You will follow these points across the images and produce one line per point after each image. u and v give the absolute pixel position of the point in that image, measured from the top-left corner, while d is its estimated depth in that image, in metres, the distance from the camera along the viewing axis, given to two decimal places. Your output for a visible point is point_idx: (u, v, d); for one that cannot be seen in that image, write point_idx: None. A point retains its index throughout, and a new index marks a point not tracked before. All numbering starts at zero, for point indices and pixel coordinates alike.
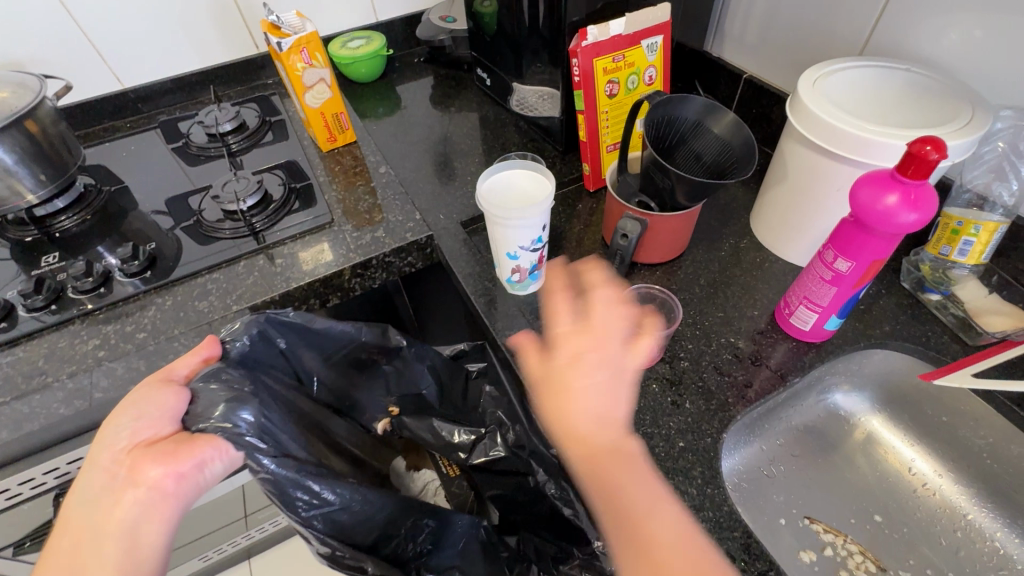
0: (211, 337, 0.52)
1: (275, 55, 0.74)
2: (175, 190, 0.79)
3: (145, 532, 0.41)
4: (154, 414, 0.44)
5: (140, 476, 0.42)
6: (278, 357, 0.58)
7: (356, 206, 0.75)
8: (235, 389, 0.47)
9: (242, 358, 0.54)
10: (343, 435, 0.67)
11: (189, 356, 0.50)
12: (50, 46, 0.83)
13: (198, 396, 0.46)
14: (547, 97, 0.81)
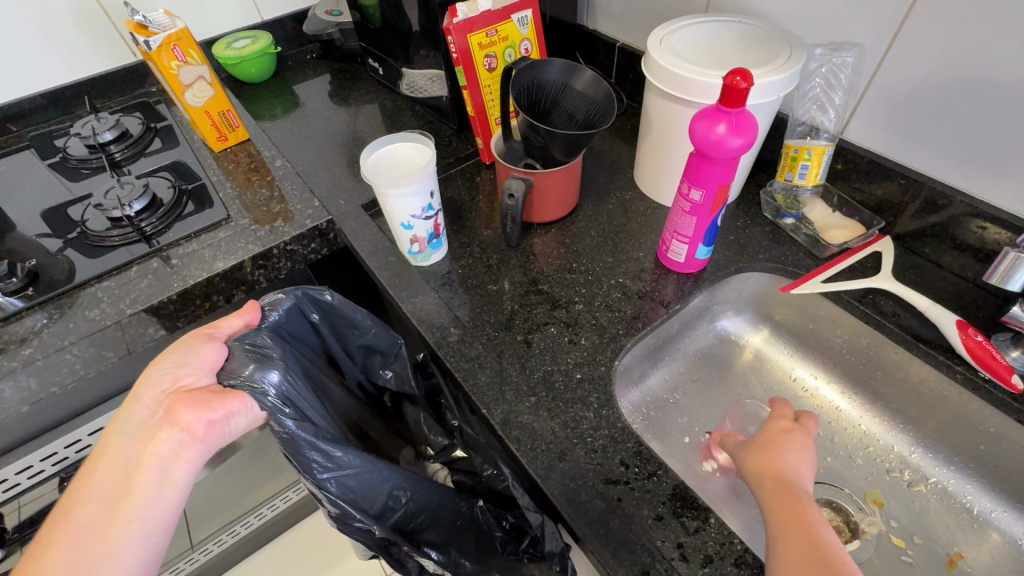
0: (253, 303, 0.54)
1: (147, 56, 0.72)
2: (54, 205, 0.76)
3: (176, 468, 0.45)
4: (192, 365, 0.47)
5: (176, 418, 0.45)
6: (308, 331, 0.59)
7: (254, 201, 0.75)
8: (263, 352, 0.49)
9: (277, 328, 0.55)
10: (364, 415, 0.66)
11: (233, 318, 0.53)
12: None
13: (236, 354, 0.49)
14: (434, 78, 0.83)
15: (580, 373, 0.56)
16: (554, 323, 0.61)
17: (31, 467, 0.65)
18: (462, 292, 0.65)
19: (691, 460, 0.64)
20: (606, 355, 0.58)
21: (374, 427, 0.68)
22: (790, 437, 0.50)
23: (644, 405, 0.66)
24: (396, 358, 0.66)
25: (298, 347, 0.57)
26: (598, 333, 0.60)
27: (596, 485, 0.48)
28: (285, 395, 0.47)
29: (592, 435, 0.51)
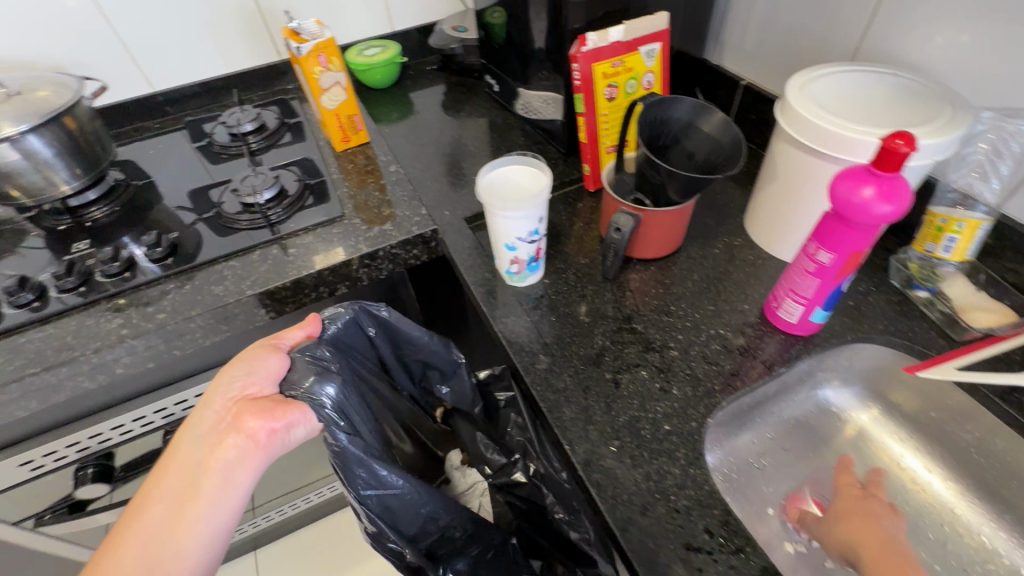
0: (315, 316, 0.57)
1: (295, 59, 0.78)
2: (197, 185, 0.84)
3: (238, 474, 0.47)
4: (259, 373, 0.50)
5: (241, 425, 0.48)
6: (365, 343, 0.62)
7: (366, 202, 0.79)
8: (322, 365, 0.53)
9: (335, 339, 0.58)
10: (415, 418, 0.73)
11: (296, 329, 0.56)
12: (89, 51, 0.89)
13: (296, 364, 0.52)
14: (550, 100, 0.84)
15: (669, 425, 0.54)
16: (646, 365, 0.59)
17: (143, 418, 0.73)
18: (554, 318, 0.65)
19: (772, 537, 0.59)
20: (698, 409, 0.55)
21: (422, 430, 0.74)
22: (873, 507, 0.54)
23: (728, 468, 0.61)
24: (455, 374, 0.69)
25: (354, 358, 0.61)
26: (692, 385, 0.57)
27: (677, 549, 0.45)
28: (339, 407, 0.50)
29: (676, 494, 0.48)
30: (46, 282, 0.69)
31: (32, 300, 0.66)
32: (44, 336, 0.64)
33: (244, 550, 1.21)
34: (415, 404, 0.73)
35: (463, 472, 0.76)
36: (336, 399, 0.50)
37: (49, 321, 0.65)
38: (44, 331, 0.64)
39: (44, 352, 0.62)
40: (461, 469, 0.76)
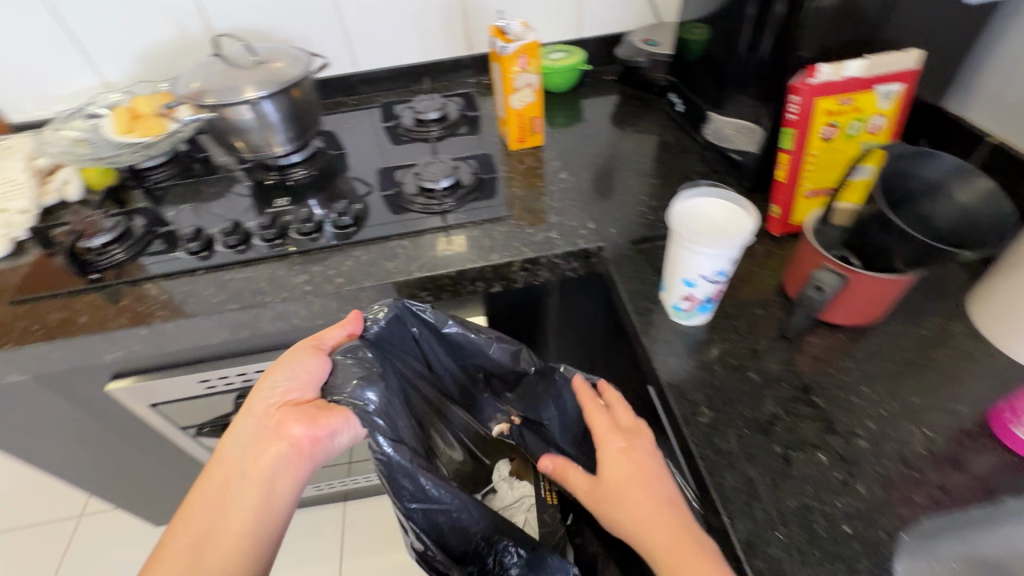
0: (358, 316, 0.61)
1: (496, 57, 0.80)
2: (381, 163, 0.90)
3: (282, 476, 0.52)
4: (303, 379, 0.55)
5: (286, 432, 0.52)
6: (409, 341, 0.65)
7: (533, 205, 0.78)
8: (365, 367, 0.56)
9: (377, 338, 0.62)
10: (467, 425, 0.74)
11: (337, 329, 0.60)
12: (315, 30, 1.00)
13: (338, 368, 0.56)
14: (745, 130, 0.77)
15: (849, 527, 0.46)
16: (825, 449, 0.51)
17: None
18: (718, 368, 0.59)
19: None
20: (887, 518, 0.47)
21: (474, 438, 0.75)
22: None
23: None
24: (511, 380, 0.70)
25: (397, 356, 0.64)
26: (881, 487, 0.49)
27: None
28: (381, 417, 0.54)
29: None
30: (251, 229, 0.78)
31: (240, 243, 0.75)
32: (244, 277, 0.71)
33: (337, 499, 1.30)
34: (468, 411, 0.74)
35: (512, 487, 0.76)
36: (378, 406, 0.54)
37: (249, 264, 0.73)
38: (244, 272, 0.72)
39: (242, 292, 0.70)
40: (507, 482, 0.76)
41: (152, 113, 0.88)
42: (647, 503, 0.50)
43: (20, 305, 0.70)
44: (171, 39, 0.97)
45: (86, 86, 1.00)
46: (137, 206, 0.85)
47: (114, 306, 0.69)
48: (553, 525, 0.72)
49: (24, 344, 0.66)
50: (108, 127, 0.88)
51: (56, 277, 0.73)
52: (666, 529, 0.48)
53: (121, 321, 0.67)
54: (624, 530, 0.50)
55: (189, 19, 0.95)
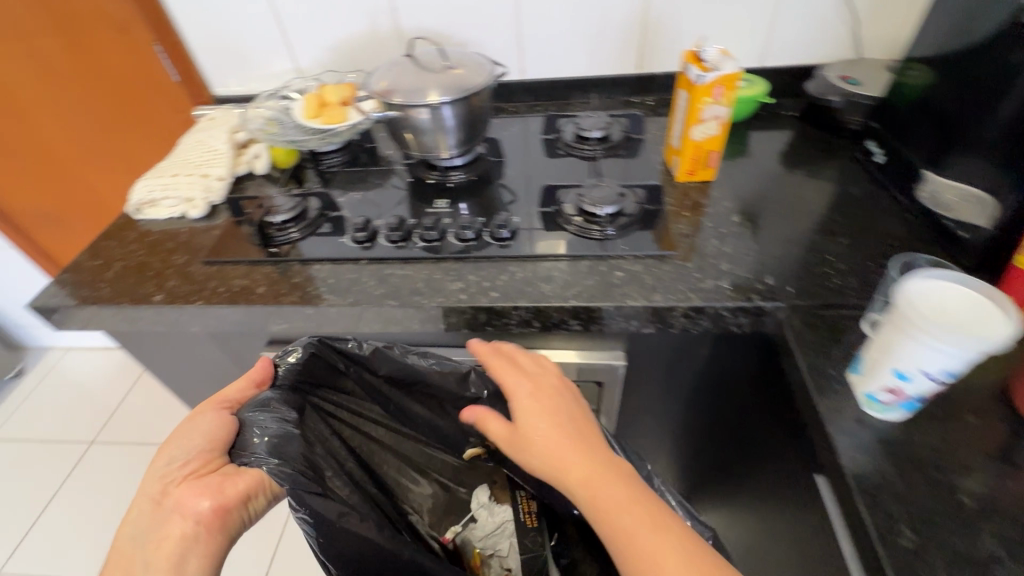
0: (266, 362, 0.65)
1: (685, 85, 0.75)
2: (538, 177, 0.89)
3: (191, 556, 0.53)
4: (204, 448, 0.58)
5: (189, 510, 0.55)
6: (333, 372, 0.69)
7: (700, 246, 0.73)
8: (279, 425, 0.59)
9: (290, 376, 0.65)
10: (405, 453, 0.75)
11: (239, 385, 0.64)
12: (492, 36, 1.01)
13: (246, 426, 0.59)
14: (977, 200, 0.66)
15: None
16: None
17: None
18: (920, 479, 0.50)
19: None
20: None
21: (427, 466, 0.76)
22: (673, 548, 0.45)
23: None
24: (383, 403, 0.72)
25: (321, 383, 0.68)
26: None
27: None
28: (296, 459, 0.56)
29: None
30: (412, 227, 0.80)
31: (402, 240, 0.77)
32: (403, 273, 0.73)
33: None
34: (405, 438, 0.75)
35: (489, 513, 0.74)
36: (292, 452, 0.57)
37: (408, 262, 0.74)
38: (403, 268, 0.74)
39: (400, 289, 0.71)
40: (488, 508, 0.75)
41: (340, 102, 0.95)
42: (556, 438, 0.53)
43: (211, 266, 0.78)
44: (361, 34, 1.03)
45: (282, 70, 1.09)
46: (312, 187, 0.91)
47: (287, 282, 0.74)
48: (535, 549, 0.70)
49: (208, 302, 0.72)
50: (301, 111, 0.96)
51: (243, 245, 0.80)
52: (580, 464, 0.50)
53: (292, 297, 0.71)
54: (542, 473, 0.52)
55: (381, 16, 1.00)
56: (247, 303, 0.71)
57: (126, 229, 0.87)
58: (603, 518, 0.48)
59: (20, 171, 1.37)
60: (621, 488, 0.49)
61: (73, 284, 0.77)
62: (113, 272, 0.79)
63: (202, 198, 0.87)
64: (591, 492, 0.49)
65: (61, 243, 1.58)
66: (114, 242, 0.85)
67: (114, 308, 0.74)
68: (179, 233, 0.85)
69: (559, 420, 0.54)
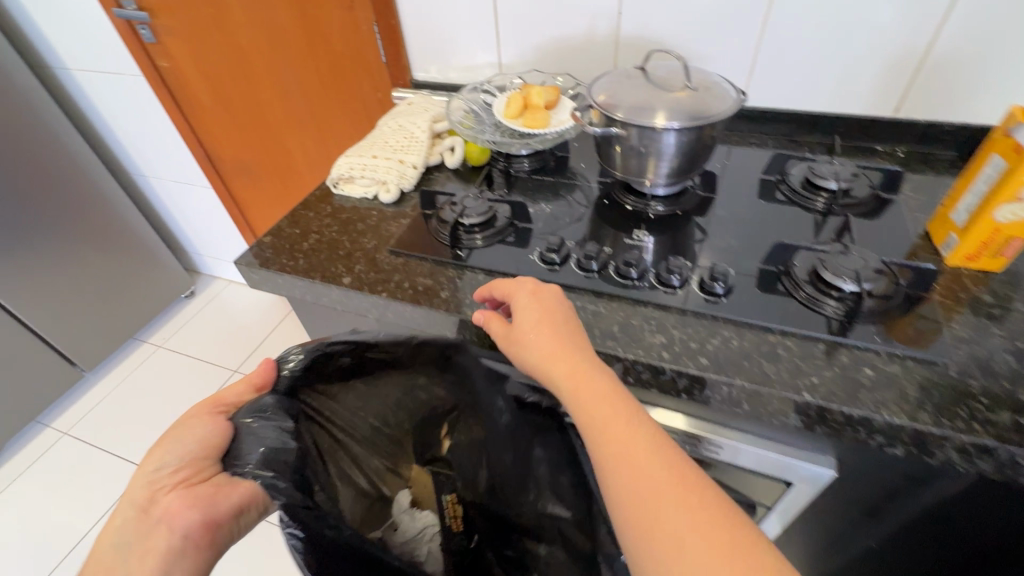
0: (268, 365, 0.63)
1: (1006, 149, 0.58)
2: (755, 224, 0.76)
3: (177, 566, 0.52)
4: (199, 454, 0.56)
5: (176, 520, 0.53)
6: (311, 366, 0.64)
7: (981, 358, 0.56)
8: (274, 430, 0.58)
9: (289, 381, 0.63)
10: (358, 459, 0.69)
11: (238, 388, 0.62)
12: (722, 52, 0.90)
13: (244, 434, 0.57)
14: None
15: None
16: None
17: None
18: None
19: None
20: None
21: (373, 472, 0.70)
22: (660, 481, 0.44)
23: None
24: (359, 408, 0.70)
25: (308, 384, 0.65)
26: None
27: None
28: (290, 469, 0.55)
29: None
30: (607, 257, 0.72)
31: (596, 271, 0.69)
32: (595, 310, 0.65)
33: None
34: (360, 444, 0.69)
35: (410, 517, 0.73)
36: (287, 459, 0.56)
37: (602, 297, 0.67)
38: (594, 304, 0.66)
39: (592, 328, 0.63)
40: (409, 513, 0.73)
41: (545, 107, 0.89)
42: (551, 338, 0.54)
43: (398, 258, 0.76)
44: (576, 36, 0.97)
45: (485, 62, 1.07)
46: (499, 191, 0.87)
47: (469, 292, 0.70)
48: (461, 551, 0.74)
49: (391, 297, 0.70)
50: (501, 111, 0.92)
51: (430, 242, 0.78)
52: (572, 354, 0.52)
53: (475, 310, 0.67)
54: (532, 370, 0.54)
55: (603, 18, 0.93)
56: (429, 306, 0.68)
57: (323, 202, 0.90)
58: (590, 426, 0.48)
59: (232, 124, 1.53)
60: (611, 412, 0.48)
61: (273, 249, 0.81)
62: (307, 245, 0.81)
63: (395, 184, 0.87)
64: (586, 412, 0.49)
65: (249, 191, 1.75)
66: (312, 213, 0.88)
67: (305, 282, 0.75)
68: (369, 215, 0.86)
69: (553, 327, 0.55)
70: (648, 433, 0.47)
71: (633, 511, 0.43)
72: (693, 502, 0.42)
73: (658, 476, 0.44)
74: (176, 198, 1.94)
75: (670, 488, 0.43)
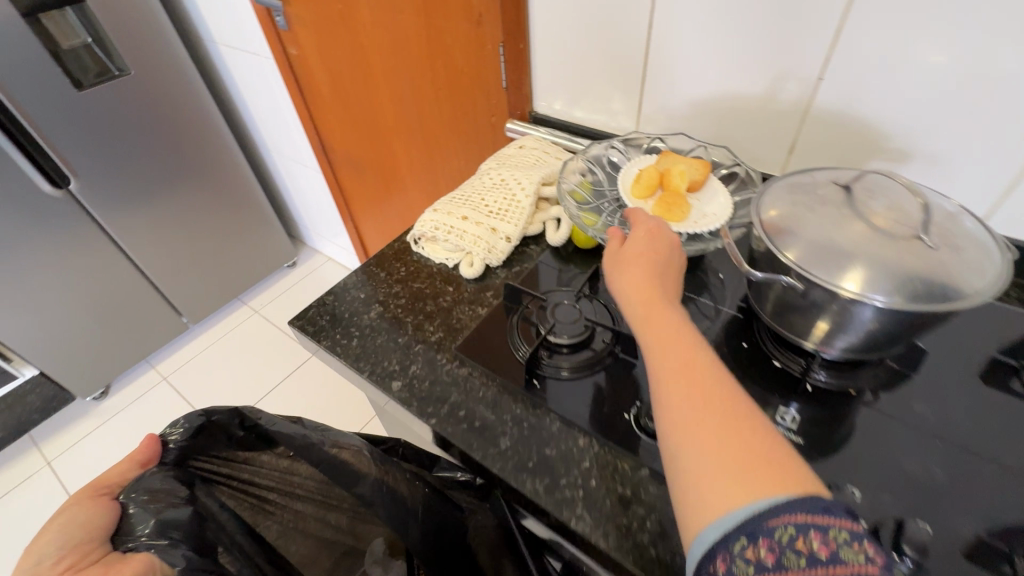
0: (151, 436, 0.53)
1: None
2: (971, 439, 0.52)
3: None
4: (83, 538, 0.45)
5: None
6: (210, 443, 0.57)
7: None
8: (160, 497, 0.49)
9: (181, 452, 0.54)
10: (307, 512, 0.64)
11: (123, 464, 0.51)
12: (963, 156, 0.63)
13: (129, 512, 0.47)
14: None
15: None
16: None
17: None
18: None
19: None
20: None
21: (332, 526, 0.67)
22: (721, 412, 0.38)
23: None
24: (287, 467, 0.63)
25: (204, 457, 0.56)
26: None
27: None
28: (192, 533, 0.48)
29: None
30: None
31: None
32: None
33: None
34: (304, 501, 0.64)
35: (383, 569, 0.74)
36: (180, 524, 0.47)
37: None
38: None
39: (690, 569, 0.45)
40: (383, 563, 0.74)
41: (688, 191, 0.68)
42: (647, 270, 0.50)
43: (462, 367, 0.63)
44: (748, 98, 0.74)
45: (621, 107, 0.88)
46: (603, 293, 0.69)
47: (536, 448, 0.54)
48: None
49: (440, 427, 0.57)
50: (626, 189, 0.72)
51: (504, 352, 0.63)
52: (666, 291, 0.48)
53: (536, 481, 0.51)
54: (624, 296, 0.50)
55: (793, 83, 0.69)
56: (481, 457, 0.54)
57: (398, 260, 0.78)
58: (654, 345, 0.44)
59: (347, 120, 1.48)
60: (682, 343, 0.43)
61: (331, 314, 0.71)
62: (367, 318, 0.70)
63: (480, 258, 0.73)
64: (659, 343, 0.44)
65: (353, 182, 1.72)
66: (383, 272, 0.77)
67: (353, 371, 0.64)
68: (444, 290, 0.73)
69: (640, 265, 0.51)
70: (720, 369, 0.41)
71: (681, 432, 0.38)
72: (752, 436, 0.36)
73: (719, 402, 0.38)
74: (292, 175, 1.99)
75: (730, 416, 0.37)
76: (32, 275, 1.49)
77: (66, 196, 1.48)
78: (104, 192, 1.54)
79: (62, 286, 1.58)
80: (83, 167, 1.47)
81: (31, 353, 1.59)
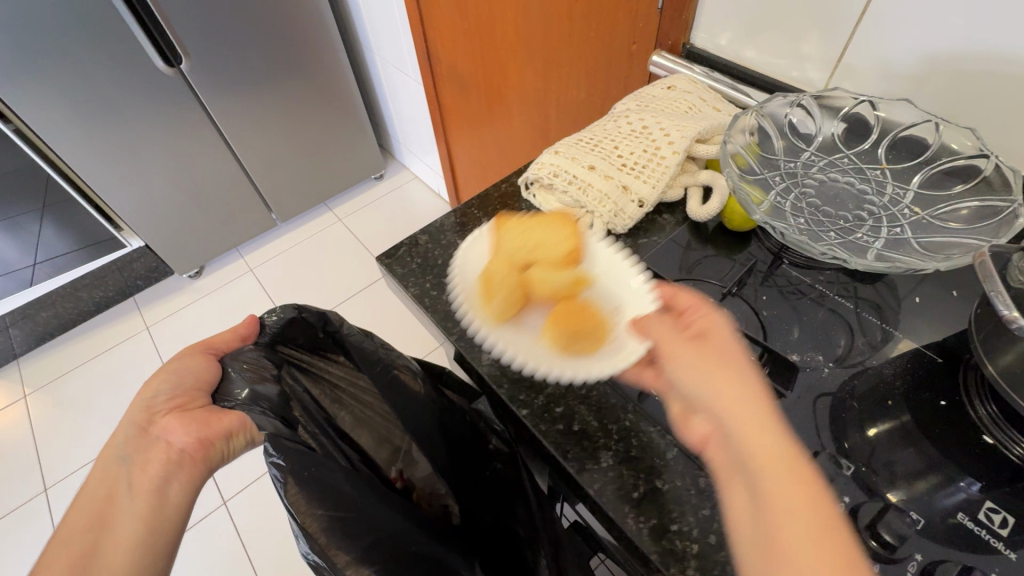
0: (254, 317, 0.56)
1: None
2: None
3: (173, 484, 0.48)
4: (192, 384, 0.52)
5: (171, 435, 0.49)
6: (303, 335, 0.56)
7: None
8: (260, 369, 0.51)
9: (273, 336, 0.55)
10: (370, 411, 0.57)
11: (230, 331, 0.56)
12: None
13: (229, 377, 0.51)
14: None
15: None
16: None
17: None
18: None
19: None
20: None
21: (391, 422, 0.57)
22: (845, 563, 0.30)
23: None
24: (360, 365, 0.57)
25: (294, 347, 0.56)
26: None
27: None
28: (278, 407, 0.48)
29: None
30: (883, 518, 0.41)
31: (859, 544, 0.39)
32: None
33: None
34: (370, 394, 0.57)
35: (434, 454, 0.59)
36: (269, 397, 0.49)
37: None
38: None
39: None
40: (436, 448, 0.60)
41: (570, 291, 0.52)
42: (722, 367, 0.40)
43: None
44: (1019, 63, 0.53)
45: (813, 53, 0.68)
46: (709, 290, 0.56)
47: (645, 476, 0.44)
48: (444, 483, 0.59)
49: (532, 422, 0.48)
50: (474, 264, 0.56)
51: None
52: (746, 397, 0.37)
53: (641, 519, 0.42)
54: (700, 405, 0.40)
55: None
56: (577, 472, 0.45)
57: (504, 205, 0.68)
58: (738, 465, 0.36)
59: (458, 27, 1.32)
60: (786, 474, 0.34)
61: (423, 257, 0.62)
62: None
63: (602, 221, 0.61)
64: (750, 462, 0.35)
65: (454, 100, 1.59)
66: (485, 218, 0.66)
67: (440, 331, 0.56)
68: None
69: (712, 348, 0.41)
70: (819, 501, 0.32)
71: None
72: None
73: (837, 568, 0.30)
74: (392, 83, 1.88)
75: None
76: (143, 152, 1.53)
77: (178, 75, 1.46)
78: (212, 77, 1.52)
79: (170, 168, 1.62)
80: (194, 47, 1.44)
81: (139, 226, 1.67)
